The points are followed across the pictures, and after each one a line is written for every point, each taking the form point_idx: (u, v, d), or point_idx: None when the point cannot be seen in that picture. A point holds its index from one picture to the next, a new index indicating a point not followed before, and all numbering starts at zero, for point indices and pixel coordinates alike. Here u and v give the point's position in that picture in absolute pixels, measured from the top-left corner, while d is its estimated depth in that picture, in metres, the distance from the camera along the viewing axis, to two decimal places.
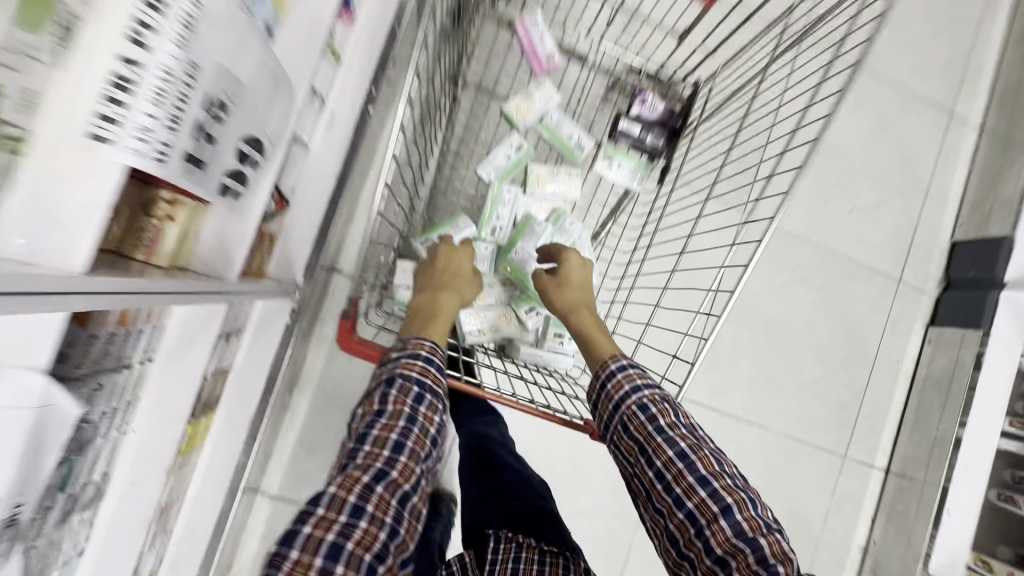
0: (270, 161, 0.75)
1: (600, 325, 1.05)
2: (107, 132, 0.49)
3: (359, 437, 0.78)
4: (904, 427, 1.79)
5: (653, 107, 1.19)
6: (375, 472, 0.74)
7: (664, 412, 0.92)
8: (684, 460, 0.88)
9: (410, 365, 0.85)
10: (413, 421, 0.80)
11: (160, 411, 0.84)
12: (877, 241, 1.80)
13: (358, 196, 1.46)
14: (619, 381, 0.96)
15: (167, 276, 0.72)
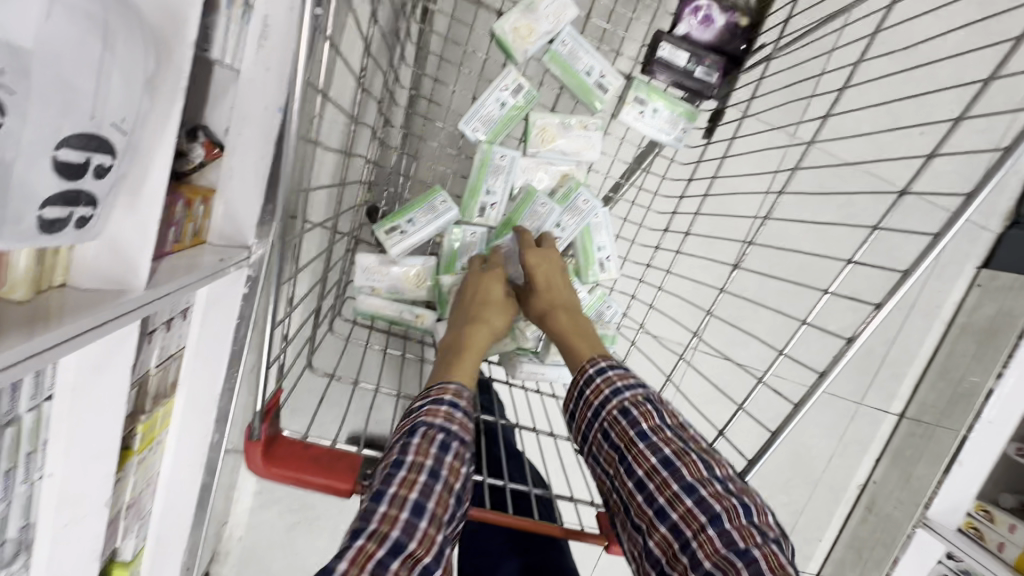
0: (135, 156, 0.51)
1: (580, 326, 0.89)
2: None
3: (373, 497, 0.59)
4: (928, 374, 1.68)
5: (710, 26, 1.02)
6: (391, 544, 0.56)
7: (648, 414, 0.74)
8: (669, 467, 0.69)
9: (435, 410, 0.69)
10: (437, 478, 0.63)
11: (79, 449, 0.70)
12: (946, 170, 1.51)
13: None
14: (598, 385, 0.79)
15: (21, 320, 0.51)
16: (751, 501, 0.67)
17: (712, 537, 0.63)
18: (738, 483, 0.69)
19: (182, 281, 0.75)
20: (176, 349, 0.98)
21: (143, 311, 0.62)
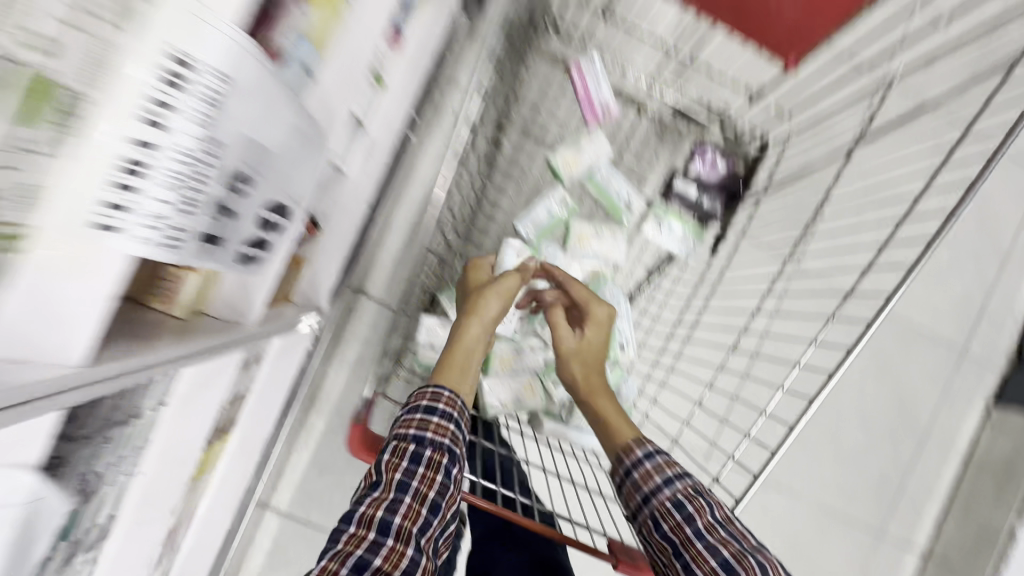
0: (296, 223, 0.72)
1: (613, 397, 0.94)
2: (116, 221, 0.43)
3: (347, 516, 0.69)
4: (951, 511, 1.65)
5: (715, 167, 1.32)
6: (359, 557, 0.64)
7: (703, 511, 0.72)
8: (728, 571, 0.65)
9: (407, 424, 0.79)
10: (406, 489, 0.71)
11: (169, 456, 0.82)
12: (944, 308, 1.64)
13: (392, 221, 1.41)
14: (648, 471, 0.78)
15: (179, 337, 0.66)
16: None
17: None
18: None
19: (272, 326, 0.93)
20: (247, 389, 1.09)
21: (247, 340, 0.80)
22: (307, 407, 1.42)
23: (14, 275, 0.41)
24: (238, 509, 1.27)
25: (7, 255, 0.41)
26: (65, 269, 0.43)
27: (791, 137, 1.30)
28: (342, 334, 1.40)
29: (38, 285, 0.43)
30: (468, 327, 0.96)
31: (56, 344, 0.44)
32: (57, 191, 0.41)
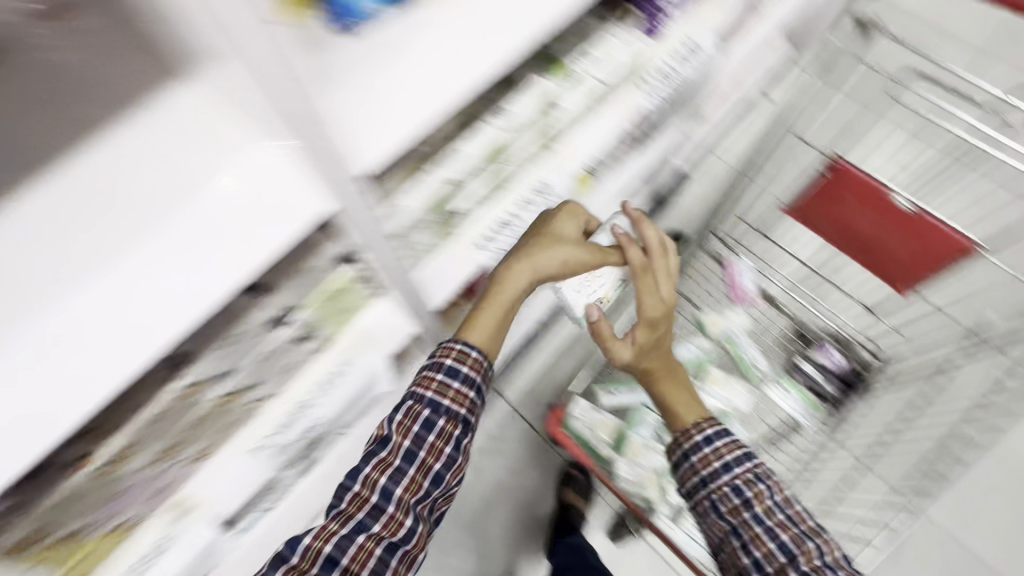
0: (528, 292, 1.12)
1: (687, 388, 0.84)
2: (487, 245, 0.79)
3: (353, 472, 0.68)
4: None
5: (836, 356, 1.21)
6: (355, 522, 0.64)
7: (761, 494, 0.66)
8: (785, 553, 0.61)
9: (424, 384, 0.71)
10: (411, 459, 0.67)
11: None
12: None
13: (544, 343, 1.71)
14: (705, 454, 0.72)
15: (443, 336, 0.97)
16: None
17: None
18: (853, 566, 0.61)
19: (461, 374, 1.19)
20: None
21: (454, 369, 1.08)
22: None
23: (438, 252, 0.75)
24: None
25: (444, 239, 0.75)
26: (458, 261, 0.76)
27: (907, 352, 1.21)
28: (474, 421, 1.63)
29: (443, 261, 0.75)
30: (519, 273, 0.77)
31: (433, 292, 0.76)
32: (476, 220, 0.77)
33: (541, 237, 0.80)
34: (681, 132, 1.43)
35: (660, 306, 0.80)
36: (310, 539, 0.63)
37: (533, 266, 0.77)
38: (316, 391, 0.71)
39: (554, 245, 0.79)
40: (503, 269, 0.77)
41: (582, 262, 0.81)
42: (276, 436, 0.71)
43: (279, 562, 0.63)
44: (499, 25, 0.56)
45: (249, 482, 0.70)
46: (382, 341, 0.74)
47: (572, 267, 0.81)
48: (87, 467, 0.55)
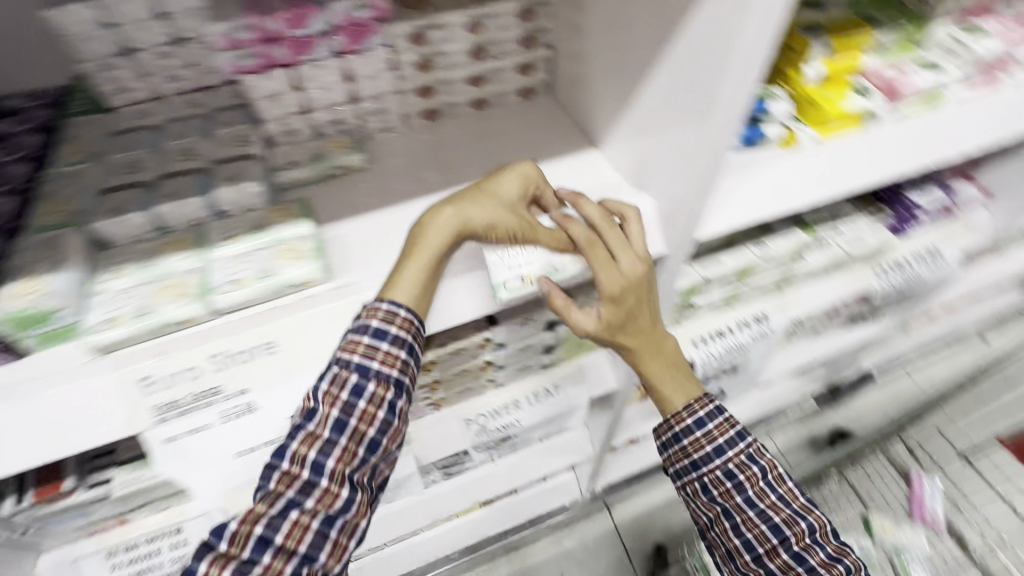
0: None
1: (675, 358, 0.67)
2: (700, 343, 0.96)
3: (280, 447, 0.52)
4: None
5: None
6: (286, 501, 0.50)
7: (754, 477, 0.62)
8: (779, 534, 0.60)
9: (350, 350, 0.52)
10: (342, 428, 0.52)
11: (511, 471, 1.14)
12: None
13: (669, 480, 1.66)
14: (697, 439, 0.64)
15: (618, 410, 1.06)
16: (853, 556, 0.59)
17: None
18: (835, 537, 0.61)
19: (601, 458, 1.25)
20: (525, 487, 1.38)
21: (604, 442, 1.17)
22: (505, 550, 1.56)
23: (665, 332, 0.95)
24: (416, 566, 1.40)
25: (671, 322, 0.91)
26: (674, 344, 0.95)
27: None
28: (574, 521, 1.59)
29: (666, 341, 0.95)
30: (444, 223, 0.54)
31: None
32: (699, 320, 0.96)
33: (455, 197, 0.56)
34: (887, 333, 1.43)
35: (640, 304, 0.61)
36: (237, 522, 0.49)
37: (468, 224, 0.55)
38: (529, 399, 0.87)
39: (484, 203, 0.55)
40: (415, 228, 0.55)
41: (513, 232, 0.56)
42: (485, 418, 0.86)
43: (201, 554, 0.48)
44: (819, 179, 0.65)
45: (453, 443, 0.86)
46: (590, 383, 0.89)
47: (511, 238, 0.57)
48: None
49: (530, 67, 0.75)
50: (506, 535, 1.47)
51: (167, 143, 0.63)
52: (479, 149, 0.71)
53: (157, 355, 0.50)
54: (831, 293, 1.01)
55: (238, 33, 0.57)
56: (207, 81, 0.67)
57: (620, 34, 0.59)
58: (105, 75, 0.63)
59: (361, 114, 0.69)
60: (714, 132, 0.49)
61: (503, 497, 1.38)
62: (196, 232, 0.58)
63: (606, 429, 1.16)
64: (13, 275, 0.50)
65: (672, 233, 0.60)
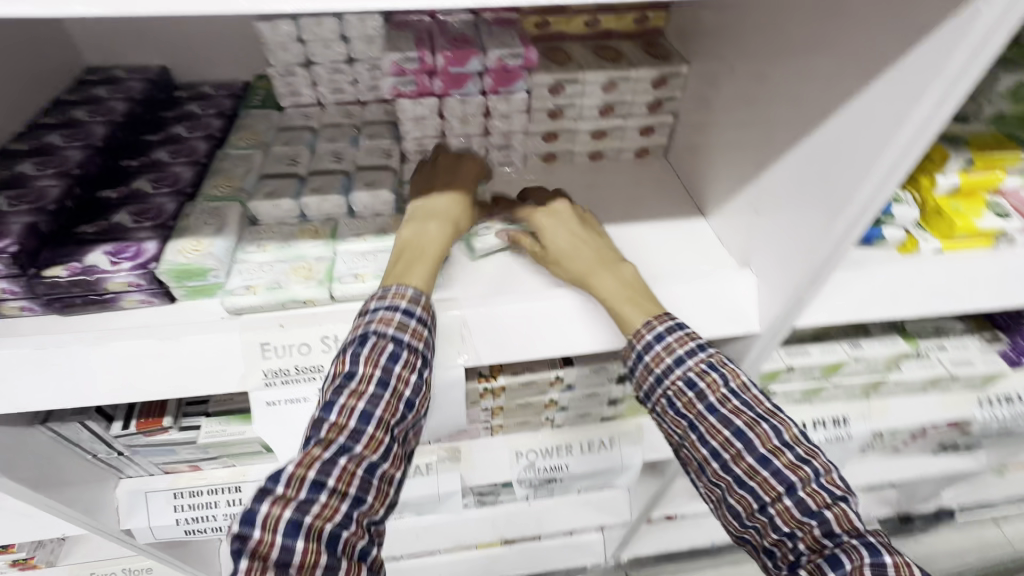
0: None
1: (637, 282, 0.58)
2: None
3: (325, 402, 0.48)
4: None
5: None
6: (338, 445, 0.46)
7: (716, 383, 0.52)
8: (742, 436, 0.50)
9: (385, 324, 0.50)
10: (383, 384, 0.49)
11: (543, 516, 1.12)
12: None
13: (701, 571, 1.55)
14: (657, 353, 0.55)
15: (667, 481, 1.03)
16: (826, 460, 0.49)
17: (802, 518, 0.46)
18: (806, 440, 0.50)
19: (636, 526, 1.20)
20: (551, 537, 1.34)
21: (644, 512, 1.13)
22: None
23: None
24: None
25: None
26: None
27: None
28: None
29: None
30: (439, 233, 0.57)
31: None
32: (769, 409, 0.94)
33: (415, 213, 0.59)
34: (981, 469, 1.29)
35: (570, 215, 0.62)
36: (293, 465, 0.44)
37: (434, 219, 0.58)
38: (583, 446, 0.88)
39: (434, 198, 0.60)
40: (397, 243, 0.58)
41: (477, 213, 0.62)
42: (537, 456, 0.87)
43: (259, 497, 0.43)
44: (935, 288, 0.63)
45: (500, 471, 0.87)
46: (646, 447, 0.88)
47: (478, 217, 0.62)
48: (479, 382, 0.72)
49: (651, 130, 0.79)
50: None
51: (321, 144, 0.72)
52: (589, 197, 0.75)
53: (278, 326, 0.55)
54: (925, 411, 0.94)
55: (406, 63, 0.65)
56: (364, 97, 0.76)
57: (754, 119, 0.61)
58: (285, 81, 0.73)
59: (489, 148, 0.75)
60: (836, 227, 0.49)
61: (526, 541, 1.34)
62: (330, 225, 0.65)
63: (649, 499, 1.12)
64: (182, 233, 0.59)
65: (768, 315, 0.60)
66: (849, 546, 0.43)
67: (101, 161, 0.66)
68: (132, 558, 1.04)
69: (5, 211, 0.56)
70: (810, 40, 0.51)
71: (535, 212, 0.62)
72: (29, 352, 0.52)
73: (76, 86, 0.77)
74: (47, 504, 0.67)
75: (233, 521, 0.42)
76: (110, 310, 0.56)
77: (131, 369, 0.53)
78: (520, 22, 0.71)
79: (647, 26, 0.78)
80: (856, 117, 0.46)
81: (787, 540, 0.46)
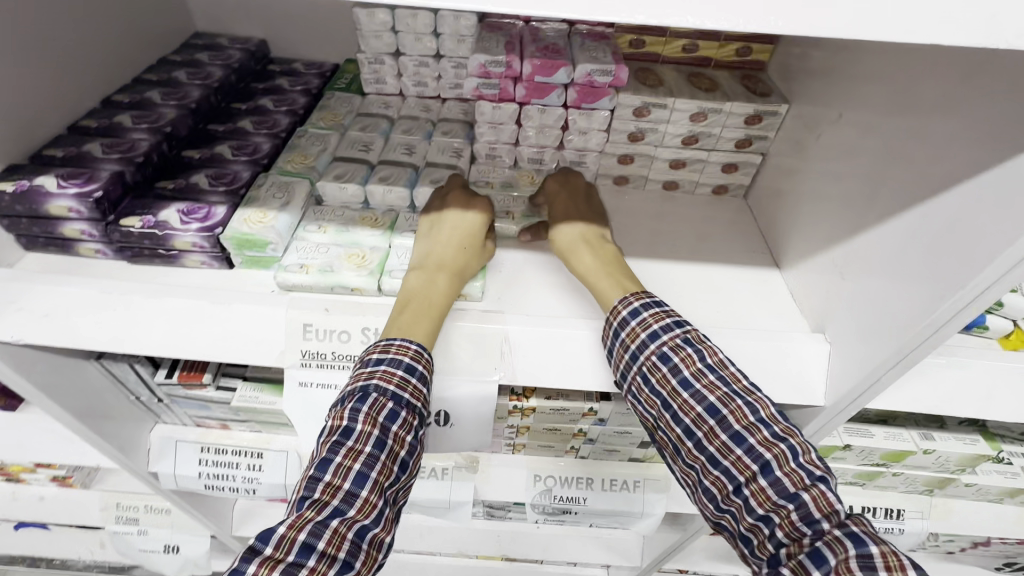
0: None
1: (615, 260, 0.59)
2: None
3: (321, 460, 0.47)
4: None
5: None
6: (331, 509, 0.44)
7: (690, 358, 0.51)
8: (714, 412, 0.48)
9: (386, 381, 0.49)
10: (381, 444, 0.47)
11: (550, 542, 1.08)
12: None
13: None
14: (632, 329, 0.53)
15: (686, 536, 0.97)
16: (804, 439, 0.46)
17: (778, 501, 0.44)
18: (784, 419, 0.48)
19: (644, 574, 1.14)
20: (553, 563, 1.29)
21: (656, 562, 1.07)
22: None
23: None
24: None
25: None
26: None
27: None
28: None
29: None
30: (438, 288, 0.55)
31: None
32: None
33: (419, 263, 0.57)
34: None
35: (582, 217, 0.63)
36: (286, 526, 0.42)
37: (441, 271, 0.56)
38: (604, 482, 0.84)
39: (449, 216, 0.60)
40: (403, 291, 0.55)
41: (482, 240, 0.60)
42: (556, 484, 0.83)
43: (245, 556, 0.41)
44: None
45: (515, 491, 0.84)
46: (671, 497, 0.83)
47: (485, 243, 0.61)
48: (510, 400, 0.69)
49: (734, 168, 0.74)
50: None
51: (395, 135, 0.72)
52: (656, 228, 0.71)
53: (324, 310, 0.54)
54: (996, 523, 0.83)
55: (492, 66, 0.64)
56: (445, 94, 0.76)
57: (857, 175, 0.56)
58: (372, 67, 0.74)
59: (560, 162, 0.73)
60: (939, 311, 0.43)
61: (528, 561, 1.30)
62: (390, 216, 0.65)
63: (664, 549, 1.06)
64: (251, 203, 0.60)
65: (837, 391, 0.54)
66: (832, 537, 0.41)
67: (191, 122, 0.69)
68: (155, 497, 1.09)
69: (97, 157, 0.59)
70: (942, 100, 0.46)
71: (557, 228, 0.62)
72: (90, 293, 0.54)
73: (182, 47, 0.81)
74: (88, 435, 0.70)
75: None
76: (173, 266, 0.59)
77: (181, 327, 0.54)
78: (615, 38, 0.69)
79: (749, 58, 0.74)
80: (987, 192, 0.41)
81: (764, 524, 0.44)
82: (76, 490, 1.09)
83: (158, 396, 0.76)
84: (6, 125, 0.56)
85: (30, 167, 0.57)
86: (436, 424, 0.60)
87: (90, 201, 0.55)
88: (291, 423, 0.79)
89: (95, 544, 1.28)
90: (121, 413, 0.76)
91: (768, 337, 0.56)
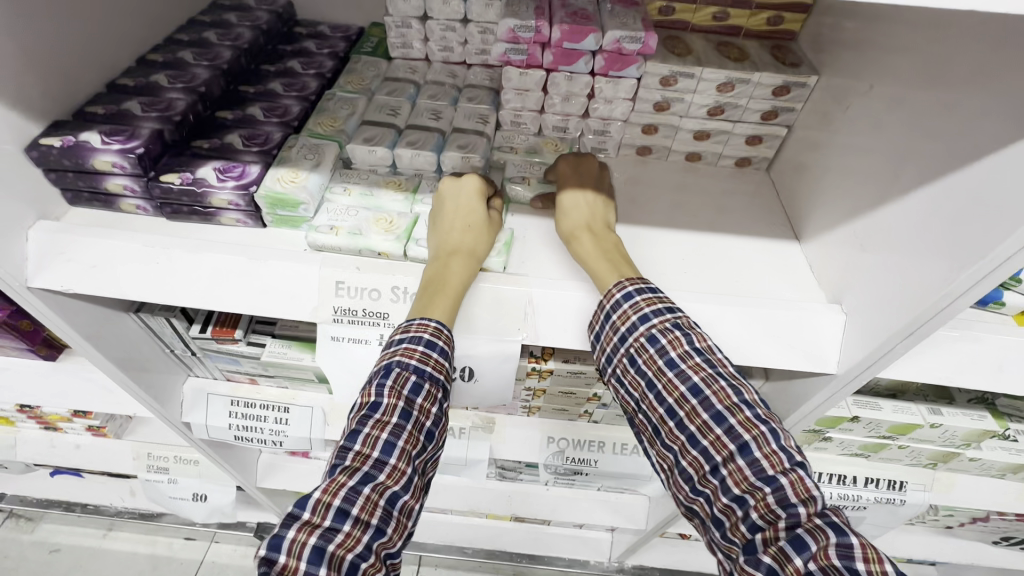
0: None
1: (617, 249, 0.59)
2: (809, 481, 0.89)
3: (351, 431, 0.49)
4: None
5: None
6: (362, 475, 0.46)
7: (678, 340, 0.52)
8: (697, 392, 0.50)
9: (408, 355, 0.51)
10: (406, 415, 0.49)
11: (557, 502, 1.12)
12: None
13: None
14: (624, 311, 0.54)
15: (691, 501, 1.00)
16: (784, 426, 0.49)
17: (755, 483, 0.46)
18: (766, 406, 0.51)
19: (648, 537, 1.18)
20: (560, 523, 1.34)
21: (661, 525, 1.11)
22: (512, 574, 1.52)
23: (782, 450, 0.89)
24: (431, 542, 1.42)
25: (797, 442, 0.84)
26: None
27: None
28: None
29: None
30: (456, 269, 0.56)
31: None
32: (823, 456, 0.88)
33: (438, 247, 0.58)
34: None
35: (585, 186, 0.65)
36: (321, 491, 0.45)
37: (457, 251, 0.57)
38: (615, 445, 0.87)
39: (445, 188, 0.62)
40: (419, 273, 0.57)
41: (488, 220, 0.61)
42: (568, 446, 0.86)
43: (286, 522, 0.43)
44: None
45: (529, 451, 0.87)
46: None
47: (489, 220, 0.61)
48: (529, 361, 0.72)
49: (758, 139, 0.74)
50: (522, 561, 1.43)
51: (421, 100, 0.73)
52: (677, 199, 0.72)
53: (355, 268, 0.57)
54: (998, 496, 0.85)
55: (522, 31, 0.64)
56: (470, 60, 0.76)
57: (881, 147, 0.56)
58: (399, 31, 0.74)
59: (585, 131, 0.74)
60: (958, 281, 0.44)
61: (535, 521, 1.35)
62: (415, 180, 0.67)
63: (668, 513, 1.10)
64: (283, 163, 0.62)
65: (850, 360, 0.55)
66: (813, 525, 0.42)
67: (223, 83, 0.70)
68: (184, 448, 1.15)
69: (136, 114, 0.61)
70: (974, 72, 0.46)
71: (564, 200, 0.63)
72: (134, 246, 0.57)
73: (209, 8, 0.82)
74: (128, 385, 0.74)
75: (259, 546, 0.42)
76: (210, 223, 0.61)
77: (221, 281, 0.57)
78: (645, 6, 0.68)
79: (780, 28, 0.73)
80: (1016, 160, 0.41)
81: (738, 506, 0.46)
82: (109, 440, 1.14)
83: (192, 350, 0.79)
84: (50, 81, 0.58)
85: (74, 123, 0.59)
86: (461, 379, 0.62)
87: (133, 157, 0.57)
88: (317, 379, 0.83)
89: (126, 491, 1.35)
90: (157, 364, 0.80)
91: (782, 306, 0.58)
